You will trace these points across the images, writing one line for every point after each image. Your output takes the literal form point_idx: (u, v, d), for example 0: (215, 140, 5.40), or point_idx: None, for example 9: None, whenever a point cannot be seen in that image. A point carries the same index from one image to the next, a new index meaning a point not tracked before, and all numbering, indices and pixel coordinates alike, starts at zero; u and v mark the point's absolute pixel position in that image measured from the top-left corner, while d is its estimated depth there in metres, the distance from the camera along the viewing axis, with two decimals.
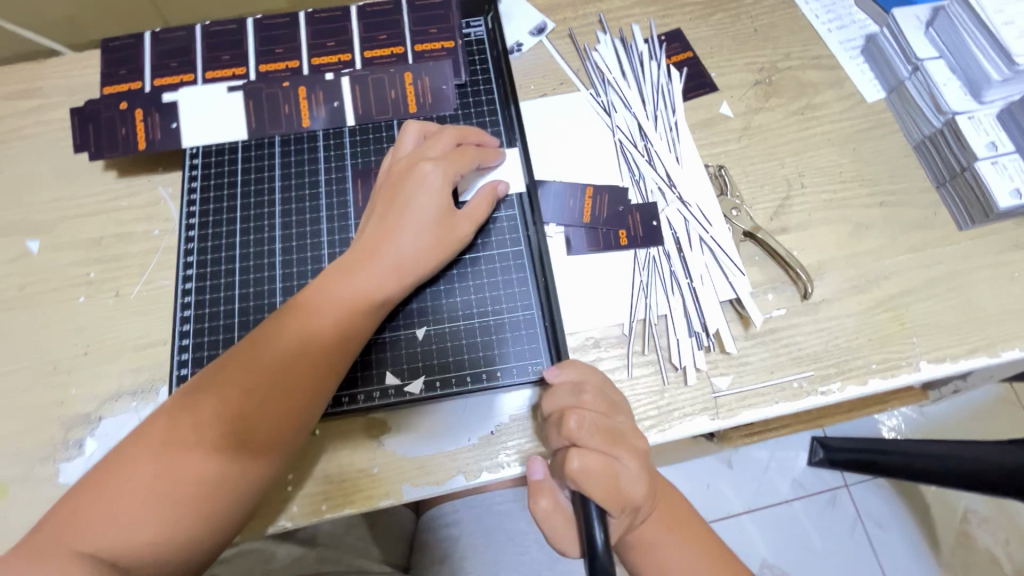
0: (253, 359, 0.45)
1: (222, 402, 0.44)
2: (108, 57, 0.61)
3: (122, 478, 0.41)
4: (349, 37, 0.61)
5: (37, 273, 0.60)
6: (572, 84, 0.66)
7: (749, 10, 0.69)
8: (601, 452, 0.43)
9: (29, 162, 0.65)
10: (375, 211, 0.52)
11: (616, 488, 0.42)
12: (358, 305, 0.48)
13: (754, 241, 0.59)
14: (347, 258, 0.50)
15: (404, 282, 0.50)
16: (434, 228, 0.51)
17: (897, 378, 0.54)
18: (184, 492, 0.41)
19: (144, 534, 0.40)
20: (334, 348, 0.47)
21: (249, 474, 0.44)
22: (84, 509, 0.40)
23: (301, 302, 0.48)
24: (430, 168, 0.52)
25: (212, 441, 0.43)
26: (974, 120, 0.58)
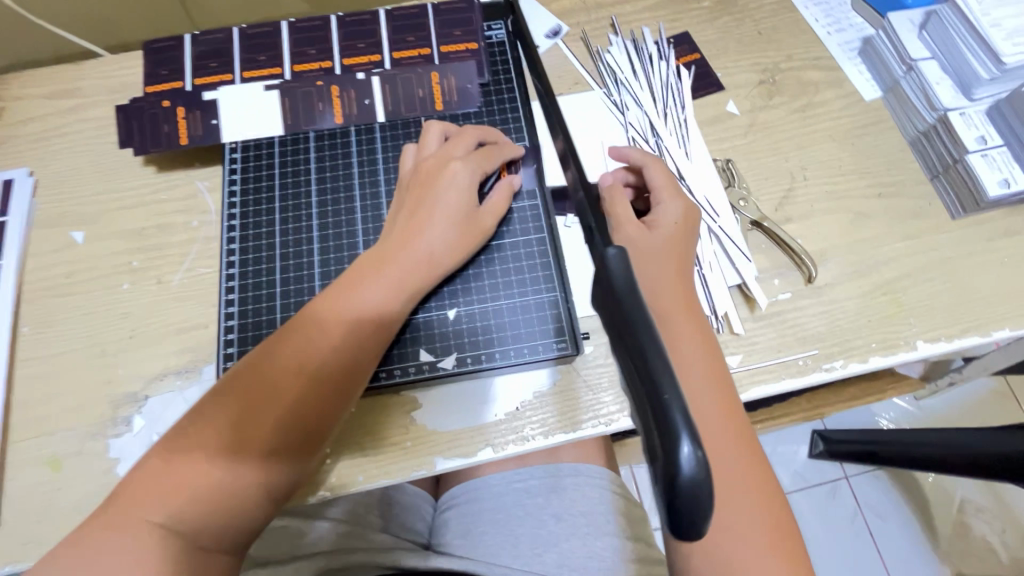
0: (293, 347, 0.48)
1: (267, 383, 0.47)
2: (151, 58, 0.64)
3: (180, 456, 0.44)
4: (378, 39, 0.64)
5: (83, 262, 0.63)
6: (586, 83, 0.70)
7: (753, 14, 0.74)
8: (677, 202, 0.55)
9: (73, 157, 0.68)
10: (404, 207, 0.55)
11: (682, 230, 0.54)
12: (391, 295, 0.51)
13: (761, 230, 0.63)
14: (378, 251, 0.53)
15: (432, 275, 0.53)
16: (461, 224, 0.54)
17: (895, 357, 0.58)
18: (237, 467, 0.45)
19: (203, 504, 0.43)
20: (369, 335, 0.50)
21: (291, 451, 0.47)
22: (146, 485, 0.43)
23: (338, 292, 0.51)
24: (459, 167, 0.55)
25: (260, 423, 0.46)
26: (965, 116, 0.62)
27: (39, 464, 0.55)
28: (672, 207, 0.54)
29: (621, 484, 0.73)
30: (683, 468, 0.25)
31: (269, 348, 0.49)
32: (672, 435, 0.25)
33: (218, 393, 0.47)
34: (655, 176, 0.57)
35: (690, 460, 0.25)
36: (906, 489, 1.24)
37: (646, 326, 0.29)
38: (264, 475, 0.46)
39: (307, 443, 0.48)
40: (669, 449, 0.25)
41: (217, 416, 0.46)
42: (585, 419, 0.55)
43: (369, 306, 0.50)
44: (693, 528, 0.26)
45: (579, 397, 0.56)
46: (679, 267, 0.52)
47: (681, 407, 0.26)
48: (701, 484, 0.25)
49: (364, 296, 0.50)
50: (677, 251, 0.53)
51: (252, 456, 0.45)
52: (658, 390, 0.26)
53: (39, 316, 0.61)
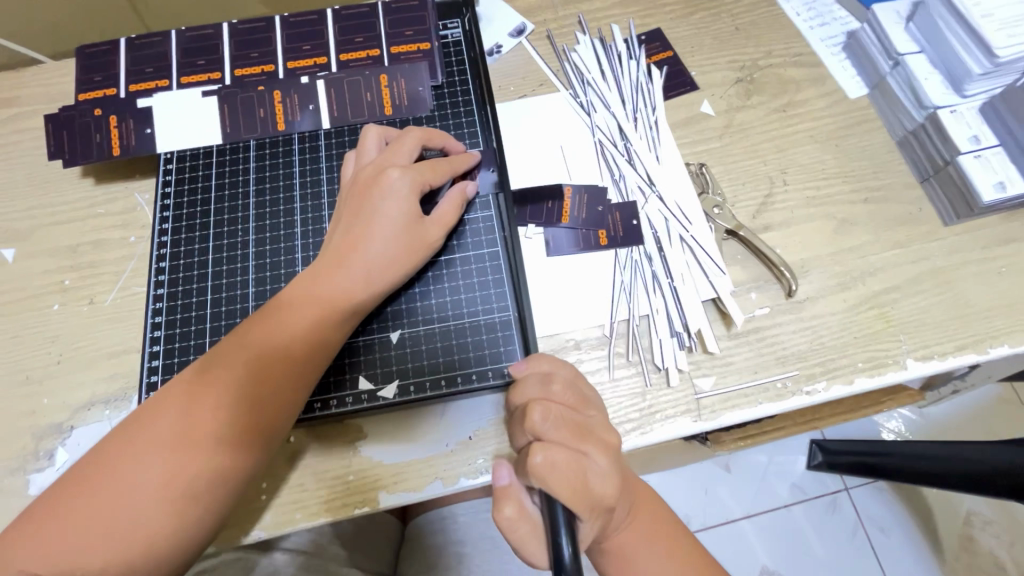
0: (212, 377, 0.44)
1: (181, 416, 0.42)
2: (83, 64, 0.60)
3: (80, 499, 0.40)
4: (325, 41, 0.60)
5: (11, 281, 0.59)
6: (552, 85, 0.66)
7: (729, 9, 0.69)
8: (567, 445, 0.38)
9: (7, 169, 0.65)
10: (342, 220, 0.50)
11: (586, 486, 0.37)
12: (326, 316, 0.47)
13: (737, 239, 0.58)
14: (313, 268, 0.48)
15: (371, 293, 0.49)
16: (402, 235, 0.50)
17: (883, 377, 0.53)
18: (141, 513, 0.40)
19: (102, 556, 0.39)
20: (300, 360, 0.46)
21: (208, 492, 0.42)
22: (39, 533, 0.39)
23: (264, 316, 0.46)
24: (398, 173, 0.50)
25: (170, 463, 0.41)
26: (957, 114, 0.57)
27: None
28: (569, 460, 0.37)
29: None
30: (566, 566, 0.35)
31: (187, 377, 0.44)
32: (556, 539, 0.36)
33: (129, 427, 0.42)
34: (564, 411, 0.41)
35: (568, 556, 0.35)
36: (911, 503, 1.18)
37: None
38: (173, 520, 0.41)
39: (229, 482, 0.43)
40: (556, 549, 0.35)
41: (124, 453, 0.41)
42: None
43: (301, 331, 0.46)
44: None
45: None
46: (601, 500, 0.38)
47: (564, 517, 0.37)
48: None
49: (293, 320, 0.46)
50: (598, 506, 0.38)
51: (157, 500, 0.40)
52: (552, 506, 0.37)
53: None
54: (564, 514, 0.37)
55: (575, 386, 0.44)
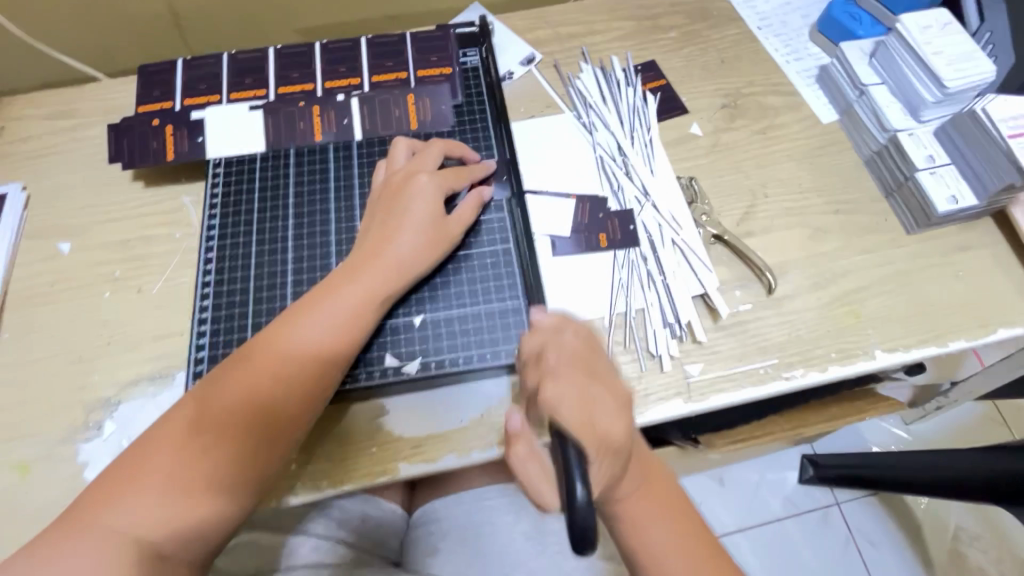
0: (263, 355, 0.50)
1: (235, 387, 0.48)
2: (143, 81, 0.68)
3: (149, 461, 0.45)
4: (358, 64, 0.68)
5: (66, 272, 0.66)
6: (558, 107, 0.74)
7: (716, 45, 0.79)
8: (577, 383, 0.46)
9: (65, 173, 0.72)
10: (376, 219, 0.57)
11: (591, 421, 0.43)
12: (363, 301, 0.53)
13: (723, 243, 0.65)
14: (351, 262, 0.55)
15: (402, 282, 0.55)
16: (429, 231, 0.56)
17: (853, 366, 0.59)
18: (203, 472, 0.45)
19: (170, 510, 0.44)
20: (340, 339, 0.52)
21: (262, 453, 0.48)
22: (115, 491, 0.44)
23: (308, 302, 0.52)
24: (425, 178, 0.58)
25: (228, 428, 0.47)
26: (915, 136, 0.65)
27: (7, 468, 0.56)
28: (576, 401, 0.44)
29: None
30: (578, 502, 0.37)
31: (240, 355, 0.50)
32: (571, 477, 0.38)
33: (190, 399, 0.48)
34: (568, 358, 0.48)
35: (582, 494, 0.37)
36: (899, 516, 1.22)
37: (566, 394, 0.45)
38: (233, 479, 0.46)
39: (278, 447, 0.49)
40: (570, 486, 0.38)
41: (186, 420, 0.47)
42: None
43: (341, 313, 0.52)
44: (582, 545, 0.37)
45: None
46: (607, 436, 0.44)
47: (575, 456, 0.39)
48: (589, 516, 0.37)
49: (334, 304, 0.52)
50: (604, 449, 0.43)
51: (219, 461, 0.46)
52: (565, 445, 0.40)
53: (20, 323, 0.63)
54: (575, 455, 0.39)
55: (589, 340, 0.50)
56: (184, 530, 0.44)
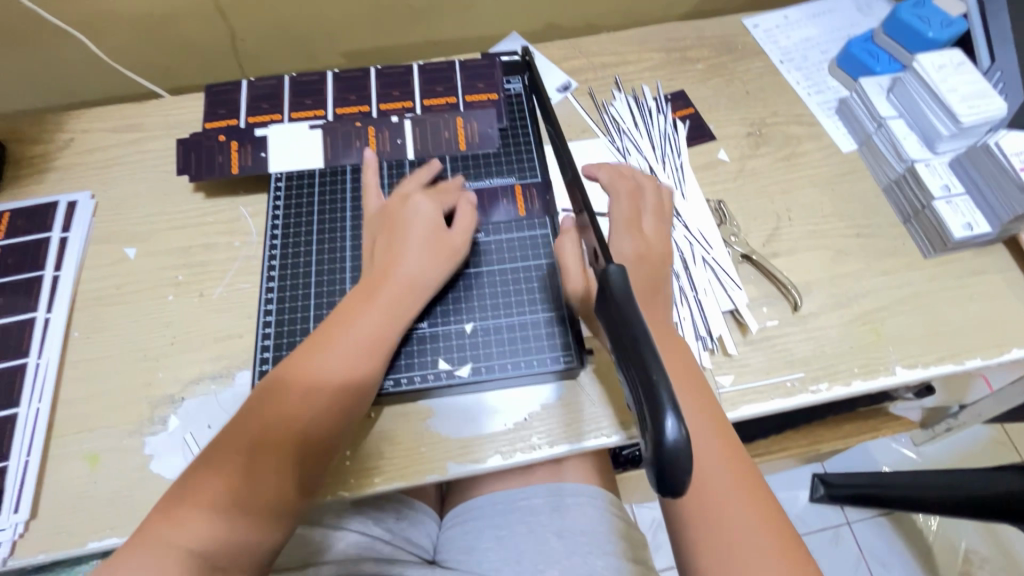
0: (287, 378, 0.53)
1: (267, 407, 0.52)
2: (211, 99, 0.73)
3: (200, 481, 0.49)
4: (411, 89, 0.73)
5: (133, 275, 0.70)
6: (593, 131, 0.79)
7: (741, 77, 0.84)
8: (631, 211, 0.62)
9: (131, 183, 0.76)
10: (381, 242, 0.61)
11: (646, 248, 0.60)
12: (379, 318, 0.57)
13: (751, 263, 0.69)
14: (363, 285, 0.59)
15: (415, 296, 0.59)
16: (433, 246, 0.60)
17: (876, 381, 0.62)
18: (247, 486, 0.49)
19: (222, 524, 0.47)
20: (361, 352, 0.55)
21: (300, 463, 0.51)
22: (171, 510, 0.47)
23: (326, 326, 0.56)
24: (419, 199, 0.63)
25: (262, 444, 0.50)
26: (931, 167, 0.69)
27: (78, 458, 0.59)
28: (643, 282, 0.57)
29: (611, 501, 0.73)
30: (668, 440, 0.29)
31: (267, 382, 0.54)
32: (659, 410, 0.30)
33: (226, 425, 0.52)
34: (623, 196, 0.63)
35: (675, 432, 0.29)
36: (910, 538, 1.23)
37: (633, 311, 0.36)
38: (278, 489, 0.50)
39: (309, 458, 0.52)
40: (657, 423, 0.29)
41: (227, 443, 0.50)
42: (589, 431, 0.59)
43: (358, 330, 0.56)
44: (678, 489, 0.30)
45: (582, 410, 0.60)
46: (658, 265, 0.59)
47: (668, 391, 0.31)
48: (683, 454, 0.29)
49: (348, 322, 0.56)
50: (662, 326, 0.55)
51: (260, 475, 0.49)
52: (648, 374, 0.31)
53: (89, 322, 0.67)
54: (668, 394, 0.30)
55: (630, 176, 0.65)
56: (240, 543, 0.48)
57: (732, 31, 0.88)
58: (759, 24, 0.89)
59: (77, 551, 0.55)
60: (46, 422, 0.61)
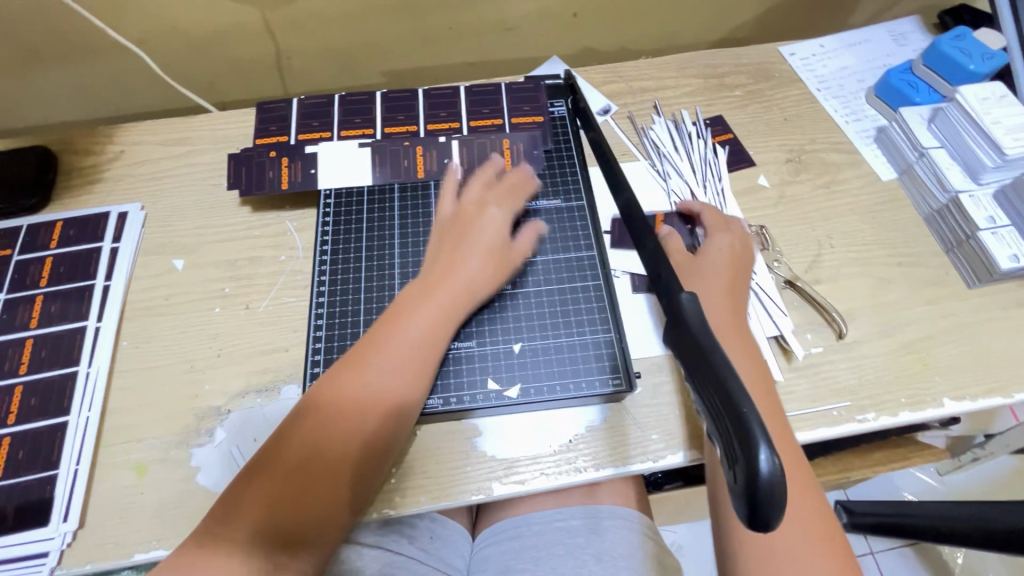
0: (353, 379, 0.53)
1: (334, 409, 0.52)
2: (262, 116, 0.75)
3: (264, 483, 0.49)
4: (458, 110, 0.75)
5: (180, 287, 0.71)
6: (633, 155, 0.80)
7: (779, 104, 0.85)
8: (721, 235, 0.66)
9: (179, 195, 0.78)
10: (444, 244, 0.63)
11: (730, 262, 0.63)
12: (437, 322, 0.58)
13: (794, 289, 0.69)
14: (422, 282, 0.60)
15: (469, 303, 0.61)
16: (494, 258, 0.63)
17: (923, 412, 0.62)
18: (312, 491, 0.49)
19: (286, 526, 0.48)
20: (421, 357, 0.56)
21: (356, 467, 0.51)
22: (233, 511, 0.48)
23: (391, 325, 0.57)
24: (493, 212, 0.65)
25: (331, 449, 0.51)
26: (975, 198, 0.70)
27: (125, 468, 0.60)
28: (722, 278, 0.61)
29: (647, 525, 0.71)
30: (760, 472, 0.29)
31: (332, 380, 0.54)
32: (752, 441, 0.30)
33: (289, 425, 0.52)
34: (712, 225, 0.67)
35: (769, 465, 0.29)
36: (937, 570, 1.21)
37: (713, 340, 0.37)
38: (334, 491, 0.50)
39: (373, 464, 0.52)
40: (749, 454, 0.30)
41: (292, 444, 0.51)
42: (635, 454, 0.59)
43: (419, 334, 0.57)
44: (768, 521, 0.30)
45: (629, 433, 0.60)
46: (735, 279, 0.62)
47: (758, 421, 0.31)
48: (777, 485, 0.29)
49: (416, 325, 0.57)
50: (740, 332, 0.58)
51: (323, 479, 0.50)
52: (738, 406, 0.32)
53: (137, 332, 0.68)
54: (757, 422, 0.31)
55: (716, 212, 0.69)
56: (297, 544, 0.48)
57: (769, 58, 0.89)
58: (796, 52, 0.90)
59: (125, 562, 0.55)
60: (95, 431, 0.61)
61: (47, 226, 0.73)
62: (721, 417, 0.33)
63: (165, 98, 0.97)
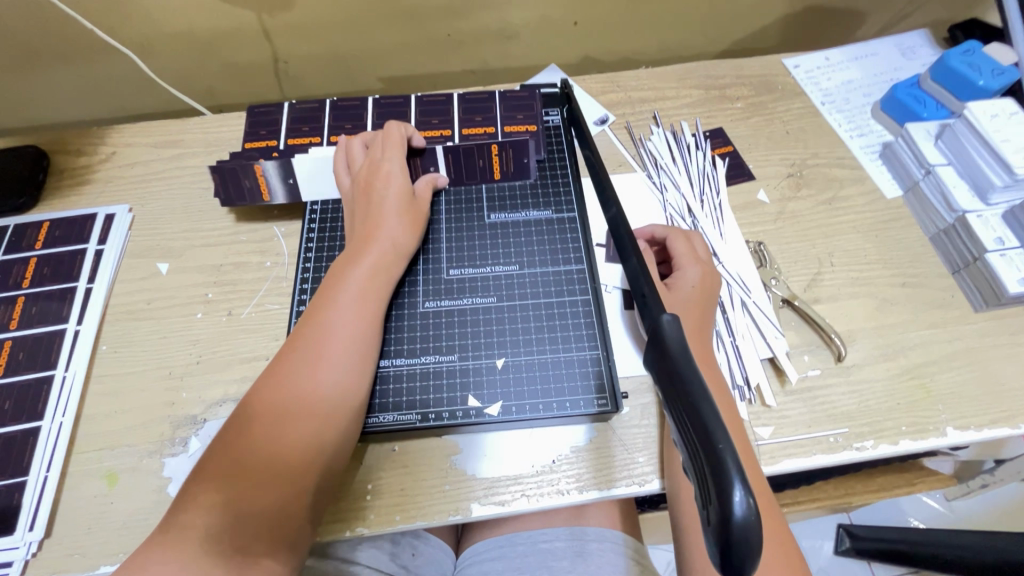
0: (281, 364, 0.54)
1: (267, 393, 0.53)
2: (252, 120, 0.75)
3: (212, 478, 0.49)
4: (450, 117, 0.75)
5: (163, 291, 0.70)
6: (629, 165, 0.78)
7: (781, 116, 0.83)
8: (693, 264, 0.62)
9: (167, 198, 0.77)
10: (357, 215, 0.64)
11: (703, 294, 0.60)
12: (365, 288, 0.59)
13: (791, 308, 0.67)
14: (345, 258, 0.61)
15: (398, 258, 0.62)
16: (408, 213, 0.65)
17: (925, 442, 0.59)
18: (258, 472, 0.49)
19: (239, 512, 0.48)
20: (360, 318, 0.57)
21: (307, 431, 0.51)
22: (189, 511, 0.48)
23: (317, 305, 0.58)
24: (392, 166, 0.65)
25: (268, 426, 0.51)
26: (982, 218, 0.67)
27: (96, 477, 0.58)
28: (693, 321, 0.58)
29: (637, 550, 0.68)
30: (734, 516, 0.28)
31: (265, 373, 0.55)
32: (726, 480, 0.28)
33: (231, 421, 0.53)
34: (680, 247, 0.64)
35: (743, 507, 0.28)
36: None
37: (693, 366, 0.35)
38: (292, 455, 0.50)
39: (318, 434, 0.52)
40: (723, 495, 0.28)
41: (231, 436, 0.51)
42: (620, 478, 0.56)
43: (354, 298, 0.58)
44: (741, 569, 0.28)
45: (614, 455, 0.58)
46: (706, 312, 0.60)
47: (735, 458, 0.29)
48: (753, 530, 0.28)
49: (340, 297, 0.58)
50: (715, 374, 0.56)
51: (265, 459, 0.50)
52: (713, 441, 0.30)
53: (118, 337, 0.67)
54: (736, 461, 0.29)
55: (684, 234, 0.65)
56: (265, 514, 0.48)
57: (772, 70, 0.87)
58: (800, 64, 0.88)
59: (89, 574, 0.54)
60: (68, 437, 0.60)
61: (34, 226, 0.73)
62: (696, 451, 0.32)
63: (162, 99, 0.97)
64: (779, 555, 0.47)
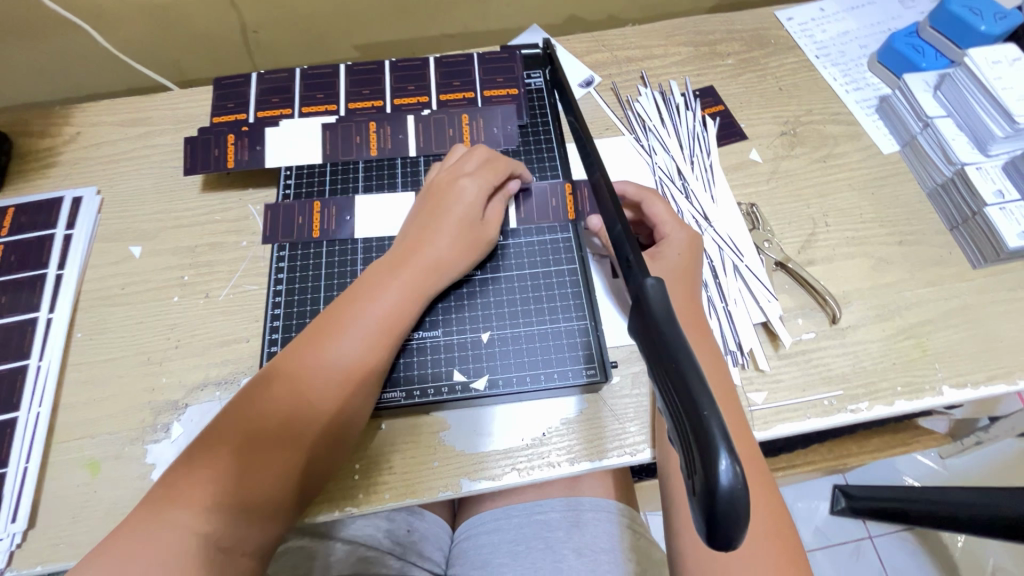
0: (311, 360, 0.50)
1: (292, 395, 0.48)
2: (219, 92, 0.72)
3: (207, 467, 0.45)
4: (427, 83, 0.72)
5: (137, 275, 0.67)
6: (617, 128, 0.75)
7: (774, 72, 0.79)
8: (676, 230, 0.60)
9: (137, 179, 0.74)
10: (418, 217, 0.60)
11: (690, 261, 0.58)
12: (404, 303, 0.55)
13: (785, 271, 0.65)
14: (391, 258, 0.57)
15: (440, 281, 0.57)
16: (466, 233, 0.59)
17: (921, 401, 0.58)
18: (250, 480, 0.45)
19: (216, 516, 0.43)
20: (387, 337, 0.53)
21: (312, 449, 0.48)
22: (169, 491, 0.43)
23: (354, 304, 0.53)
24: (467, 181, 0.60)
25: (280, 438, 0.47)
26: (982, 170, 0.65)
27: (78, 466, 0.57)
28: (680, 288, 0.56)
29: (631, 518, 0.68)
30: (720, 484, 0.26)
31: (289, 362, 0.50)
32: (712, 449, 0.27)
33: (241, 406, 0.48)
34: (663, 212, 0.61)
35: (729, 477, 0.27)
36: (936, 555, 1.19)
37: (680, 332, 0.33)
38: (291, 474, 0.46)
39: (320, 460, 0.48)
40: (709, 464, 0.27)
41: (239, 426, 0.47)
42: (612, 448, 0.55)
43: (390, 314, 0.54)
44: (729, 540, 0.27)
45: (606, 426, 0.56)
46: (693, 279, 0.58)
47: (721, 424, 0.28)
48: (739, 499, 0.27)
49: (379, 305, 0.53)
50: (704, 343, 0.54)
51: (266, 470, 0.46)
52: (699, 409, 0.29)
53: (93, 323, 0.65)
54: (721, 426, 0.28)
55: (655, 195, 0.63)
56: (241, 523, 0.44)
57: (764, 23, 0.83)
58: (794, 16, 0.84)
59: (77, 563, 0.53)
60: (46, 427, 0.59)
61: None
62: (682, 419, 0.30)
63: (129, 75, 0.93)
64: (767, 522, 0.46)
